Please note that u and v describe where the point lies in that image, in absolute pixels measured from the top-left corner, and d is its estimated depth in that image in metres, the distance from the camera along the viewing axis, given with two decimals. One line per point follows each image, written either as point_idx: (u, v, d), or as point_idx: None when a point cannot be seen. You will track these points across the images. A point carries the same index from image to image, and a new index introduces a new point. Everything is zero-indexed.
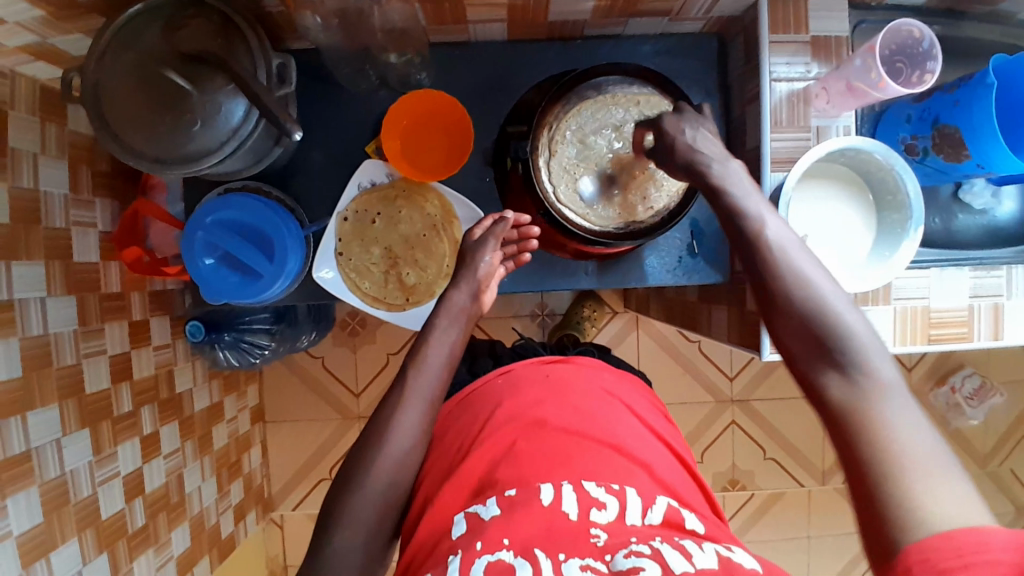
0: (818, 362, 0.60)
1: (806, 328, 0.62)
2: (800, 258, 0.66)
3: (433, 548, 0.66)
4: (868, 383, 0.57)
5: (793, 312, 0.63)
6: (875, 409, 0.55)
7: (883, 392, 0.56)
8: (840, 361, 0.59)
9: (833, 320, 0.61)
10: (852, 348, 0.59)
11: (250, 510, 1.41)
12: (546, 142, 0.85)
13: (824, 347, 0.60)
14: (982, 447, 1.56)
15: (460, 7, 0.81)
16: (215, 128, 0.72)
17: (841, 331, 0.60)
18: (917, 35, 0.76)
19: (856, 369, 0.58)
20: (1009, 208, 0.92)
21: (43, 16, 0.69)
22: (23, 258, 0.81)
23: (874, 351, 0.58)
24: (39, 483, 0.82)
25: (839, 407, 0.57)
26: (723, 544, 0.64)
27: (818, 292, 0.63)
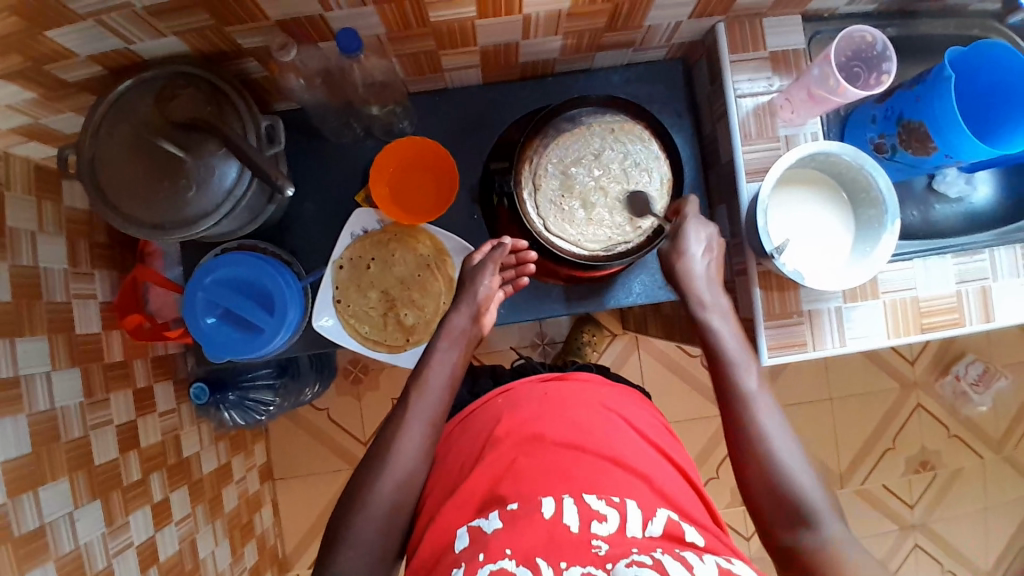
0: (791, 522, 0.72)
1: (781, 488, 0.73)
2: (773, 419, 0.77)
3: (436, 562, 0.67)
4: (829, 543, 0.70)
5: (771, 473, 0.74)
6: (841, 564, 0.67)
7: (838, 543, 0.70)
8: (804, 516, 0.72)
9: (791, 481, 0.73)
10: (816, 509, 0.72)
11: (265, 571, 1.39)
12: (530, 183, 0.88)
13: (796, 507, 0.72)
14: (994, 433, 1.56)
15: (435, 57, 0.84)
16: (210, 190, 0.75)
17: (799, 490, 0.73)
18: (869, 40, 0.80)
19: (815, 521, 0.71)
20: (984, 193, 0.94)
21: (34, 98, 0.73)
22: (26, 334, 0.82)
23: (825, 507, 0.72)
24: (55, 558, 0.81)
25: (813, 560, 0.69)
26: (723, 556, 0.64)
27: (782, 452, 0.75)
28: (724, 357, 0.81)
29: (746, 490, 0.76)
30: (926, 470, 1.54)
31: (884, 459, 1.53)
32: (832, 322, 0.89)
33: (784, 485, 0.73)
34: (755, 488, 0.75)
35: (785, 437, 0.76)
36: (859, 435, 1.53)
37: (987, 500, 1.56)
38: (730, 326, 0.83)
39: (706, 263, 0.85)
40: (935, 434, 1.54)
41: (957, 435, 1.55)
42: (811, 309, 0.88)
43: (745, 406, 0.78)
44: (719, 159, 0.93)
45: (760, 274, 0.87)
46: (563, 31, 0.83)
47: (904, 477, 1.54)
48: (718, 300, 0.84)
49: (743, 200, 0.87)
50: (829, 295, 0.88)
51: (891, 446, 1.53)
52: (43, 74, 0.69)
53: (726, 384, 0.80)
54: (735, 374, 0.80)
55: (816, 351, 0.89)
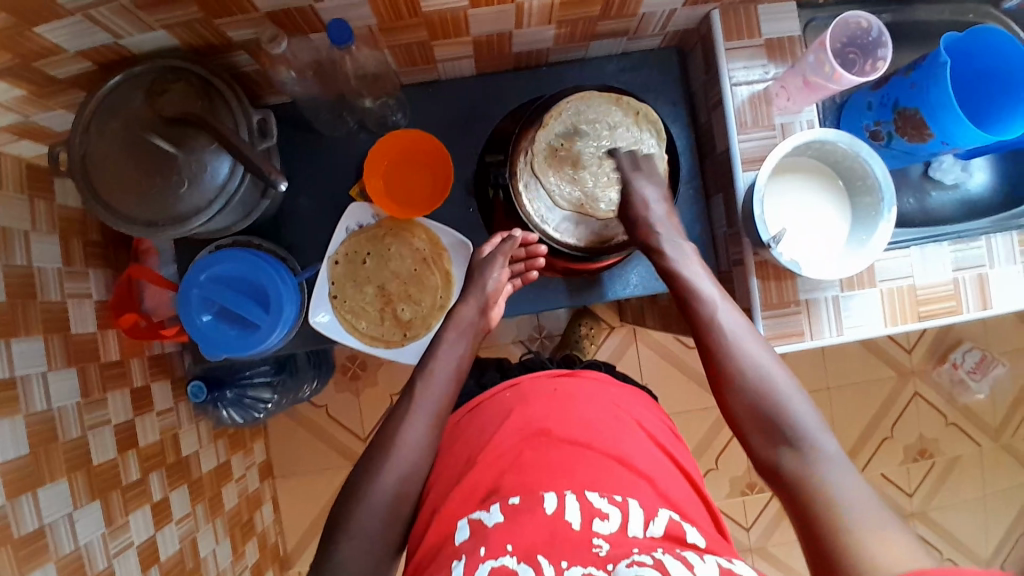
0: (772, 440, 0.71)
1: (757, 409, 0.73)
2: (749, 343, 0.77)
3: (437, 552, 0.67)
4: (814, 456, 0.68)
5: (744, 393, 0.74)
6: (820, 474, 0.66)
7: (821, 460, 0.67)
8: (785, 436, 0.70)
9: (769, 399, 0.73)
10: (796, 427, 0.70)
11: (267, 569, 1.39)
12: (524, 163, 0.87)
13: (776, 426, 0.71)
14: (991, 419, 1.56)
15: (428, 48, 0.84)
16: (203, 186, 0.74)
17: (776, 406, 0.72)
18: (865, 26, 0.80)
19: (798, 441, 0.70)
20: (980, 179, 0.94)
21: (24, 95, 0.72)
22: (21, 334, 0.82)
23: (813, 428, 0.70)
24: (55, 558, 0.81)
25: (792, 476, 0.68)
26: (724, 558, 0.64)
27: (760, 372, 0.75)
28: (696, 293, 0.82)
29: (730, 419, 0.76)
30: (925, 458, 1.54)
31: (883, 448, 1.54)
32: (830, 312, 0.88)
33: (761, 403, 0.73)
34: (736, 408, 0.75)
35: (763, 359, 0.76)
36: (858, 424, 1.53)
37: (986, 487, 1.56)
38: (699, 268, 0.84)
39: (664, 214, 0.86)
40: (933, 421, 1.54)
41: (955, 423, 1.55)
42: (809, 298, 0.88)
43: (713, 331, 0.79)
44: (715, 149, 0.93)
45: (756, 264, 0.87)
46: (557, 20, 0.82)
47: (902, 466, 1.54)
48: (682, 251, 0.85)
49: (740, 190, 0.87)
50: (827, 284, 0.88)
51: (889, 435, 1.54)
52: (32, 70, 0.68)
53: (699, 320, 0.80)
54: (703, 306, 0.81)
55: (814, 341, 0.89)
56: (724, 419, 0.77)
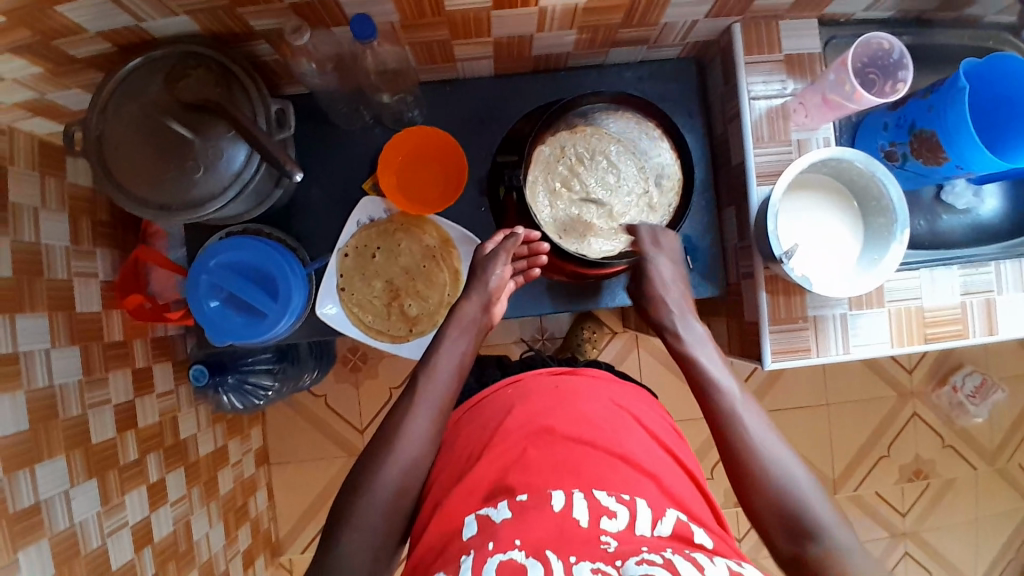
0: (794, 539, 0.71)
1: (782, 513, 0.71)
2: (764, 435, 0.77)
3: (443, 547, 0.67)
4: (837, 551, 0.68)
5: (767, 493, 0.72)
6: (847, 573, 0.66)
7: (842, 556, 0.68)
8: (806, 531, 0.70)
9: (791, 492, 0.72)
10: (818, 521, 0.70)
11: (258, 555, 1.39)
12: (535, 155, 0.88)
13: (797, 523, 0.71)
14: (987, 444, 1.57)
15: (448, 46, 0.83)
16: (218, 173, 0.74)
17: (800, 500, 0.72)
18: (887, 47, 0.80)
19: (822, 538, 0.69)
20: (991, 206, 0.94)
21: (41, 73, 0.72)
22: (27, 311, 0.82)
23: (834, 523, 0.70)
24: (49, 535, 0.81)
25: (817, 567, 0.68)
26: (732, 559, 0.64)
27: (781, 466, 0.74)
28: (712, 379, 0.83)
29: (750, 514, 0.74)
30: (919, 478, 1.55)
31: (878, 466, 1.54)
32: (837, 329, 0.88)
33: (784, 496, 0.72)
34: (756, 505, 0.73)
35: (781, 453, 0.75)
36: (854, 441, 1.53)
37: (979, 511, 1.57)
38: (714, 354, 0.86)
39: (681, 294, 0.91)
40: (930, 443, 1.55)
41: (951, 445, 1.55)
42: (816, 315, 0.88)
43: (731, 422, 0.78)
44: (730, 161, 0.93)
45: (766, 278, 0.87)
46: (578, 25, 0.82)
47: (896, 485, 1.54)
48: (695, 334, 0.88)
49: (753, 204, 0.87)
50: (835, 301, 0.88)
51: (885, 454, 1.54)
52: (51, 49, 0.68)
53: (712, 403, 0.81)
54: (721, 394, 0.81)
55: (819, 358, 0.89)
56: (743, 513, 0.74)
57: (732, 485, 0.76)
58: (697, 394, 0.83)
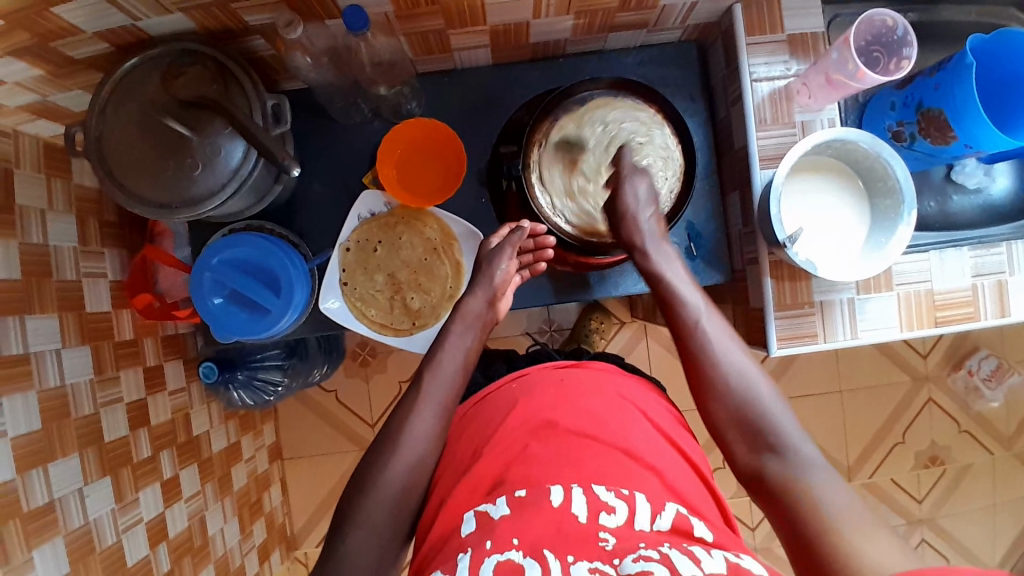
0: (754, 449, 0.74)
1: (740, 415, 0.75)
2: (729, 349, 0.79)
3: (443, 545, 0.67)
4: (798, 461, 0.71)
5: (728, 400, 0.76)
6: (807, 481, 0.68)
7: (803, 467, 0.70)
8: (767, 444, 0.73)
9: (752, 407, 0.75)
10: (779, 436, 0.73)
11: (273, 549, 1.41)
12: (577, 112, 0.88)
13: (758, 432, 0.74)
14: (1005, 429, 1.54)
15: (444, 36, 0.83)
16: (217, 170, 0.75)
17: (761, 415, 0.75)
18: (891, 24, 0.78)
19: (781, 448, 0.72)
20: (1002, 185, 0.92)
21: (41, 75, 0.72)
22: (36, 311, 0.83)
23: (796, 437, 0.73)
24: (64, 532, 0.83)
25: (779, 482, 0.70)
26: (733, 552, 0.64)
27: (744, 383, 0.76)
28: (682, 300, 0.83)
29: (713, 428, 0.78)
30: (936, 465, 1.53)
31: (893, 453, 1.52)
32: (844, 314, 0.87)
33: (748, 414, 0.75)
34: (719, 418, 0.77)
35: (744, 367, 0.78)
36: (868, 428, 1.52)
37: (997, 496, 1.54)
38: (681, 271, 0.86)
39: (653, 215, 0.86)
40: (945, 428, 1.52)
41: (967, 430, 1.53)
42: (823, 300, 0.87)
43: (696, 341, 0.80)
44: (732, 145, 0.92)
45: (771, 264, 0.86)
46: (575, 11, 0.81)
47: (912, 472, 1.52)
48: (666, 254, 0.86)
49: (756, 188, 0.86)
50: (842, 286, 0.87)
51: (900, 440, 1.52)
52: (50, 51, 0.69)
53: (678, 319, 0.82)
54: (690, 315, 0.82)
55: (827, 343, 0.87)
56: (707, 427, 0.78)
57: (697, 402, 0.80)
58: (667, 316, 0.84)
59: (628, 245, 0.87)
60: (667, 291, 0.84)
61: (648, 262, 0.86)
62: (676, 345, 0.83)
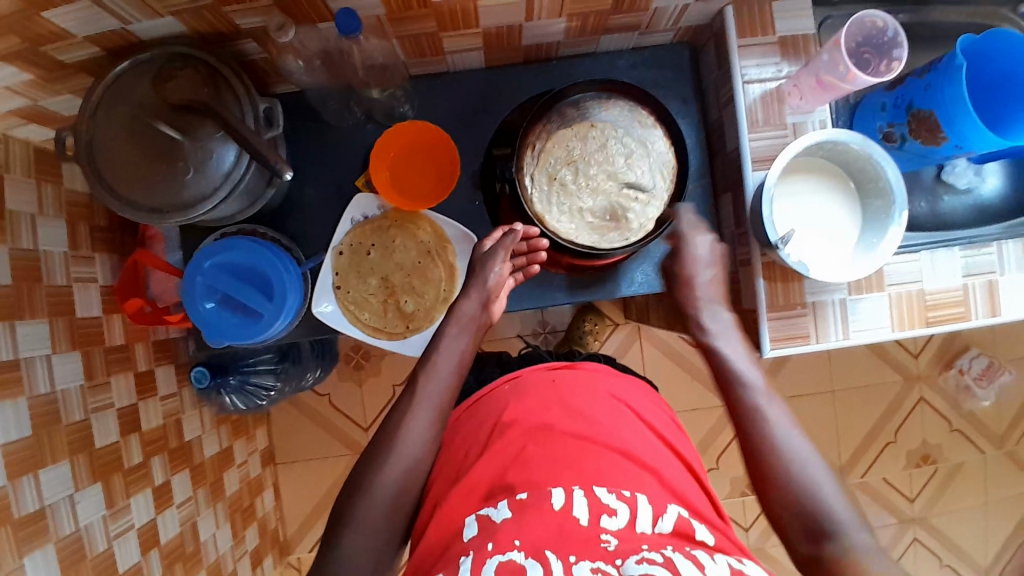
0: (813, 537, 0.70)
1: (798, 501, 0.72)
2: (788, 431, 0.77)
3: (444, 550, 0.67)
4: (854, 548, 0.68)
5: (788, 490, 0.73)
6: (867, 570, 0.65)
7: (861, 557, 0.67)
8: (824, 532, 0.70)
9: (813, 494, 0.72)
10: (837, 525, 0.70)
11: (266, 554, 1.40)
12: (579, 120, 0.88)
13: (818, 525, 0.71)
14: (995, 427, 1.55)
15: (437, 39, 0.83)
16: (208, 174, 0.74)
17: (821, 503, 0.72)
18: (880, 25, 0.78)
19: (838, 535, 0.69)
20: (992, 184, 0.93)
21: (31, 79, 0.72)
22: (26, 317, 0.82)
23: (852, 523, 0.70)
24: (55, 540, 0.82)
25: (836, 569, 0.67)
26: (734, 556, 0.64)
27: (803, 468, 0.74)
28: (739, 376, 0.83)
29: (775, 523, 0.74)
30: (928, 464, 1.54)
31: (885, 452, 1.53)
32: (837, 315, 0.88)
33: (805, 499, 0.72)
34: (776, 502, 0.74)
35: (805, 451, 0.76)
36: (861, 428, 1.52)
37: (988, 494, 1.56)
38: (741, 350, 0.86)
39: (710, 276, 0.90)
40: (937, 427, 1.53)
41: (959, 429, 1.54)
42: (816, 301, 0.87)
43: (755, 418, 0.79)
44: (725, 147, 0.92)
45: (764, 265, 0.86)
46: (568, 13, 0.81)
47: (904, 471, 1.53)
48: (721, 323, 0.88)
49: (748, 189, 0.86)
50: (834, 287, 0.87)
51: (892, 440, 1.53)
52: (40, 55, 0.68)
53: (736, 397, 0.82)
54: (745, 391, 0.82)
55: (820, 344, 0.88)
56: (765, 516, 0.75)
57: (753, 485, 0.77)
58: (722, 391, 0.84)
59: (686, 309, 0.89)
60: (723, 364, 0.84)
61: (706, 335, 0.87)
62: (733, 420, 0.82)
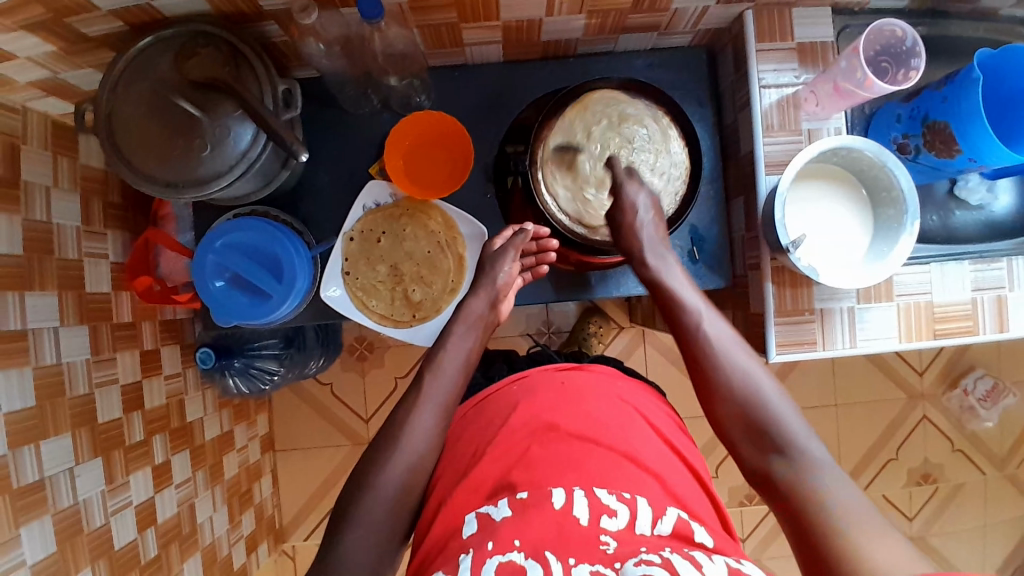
0: (760, 446, 0.74)
1: (742, 414, 0.76)
2: (736, 351, 0.79)
3: (443, 547, 0.67)
4: (803, 460, 0.70)
5: (732, 398, 0.77)
6: (813, 480, 0.68)
7: (809, 466, 0.70)
8: (772, 444, 0.73)
9: (760, 407, 0.75)
10: (785, 436, 0.73)
11: (261, 541, 1.40)
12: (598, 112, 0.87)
13: (763, 432, 0.74)
14: (998, 449, 1.54)
15: (457, 30, 0.84)
16: (225, 152, 0.75)
17: (766, 414, 0.75)
18: (900, 35, 0.79)
19: (787, 449, 0.72)
20: (1005, 202, 0.92)
21: (54, 51, 0.73)
22: (37, 288, 0.83)
23: (802, 437, 0.72)
24: (53, 511, 0.82)
25: (784, 483, 0.70)
26: (733, 558, 0.64)
27: (749, 384, 0.76)
28: (685, 303, 0.83)
29: (716, 423, 0.79)
30: (928, 483, 1.53)
31: (885, 469, 1.52)
32: (844, 323, 0.87)
33: (750, 411, 0.75)
34: (722, 415, 0.78)
35: (754, 373, 0.77)
36: (862, 443, 1.52)
37: (987, 517, 1.54)
38: (682, 276, 0.86)
39: (652, 221, 0.86)
40: (939, 446, 1.53)
41: (961, 449, 1.53)
42: (824, 308, 0.87)
43: (698, 341, 0.81)
44: (739, 151, 0.92)
45: (773, 269, 0.86)
46: (587, 11, 0.82)
47: (904, 489, 1.52)
48: (665, 262, 0.86)
49: (761, 193, 0.86)
50: (843, 294, 0.87)
51: (893, 457, 1.52)
52: (64, 27, 0.69)
53: (685, 326, 0.83)
54: (695, 318, 0.82)
55: (826, 351, 0.88)
56: (709, 422, 0.79)
57: (698, 396, 0.81)
58: (671, 319, 0.84)
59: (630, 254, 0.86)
60: (671, 295, 0.84)
61: (654, 273, 0.86)
62: (683, 348, 0.83)
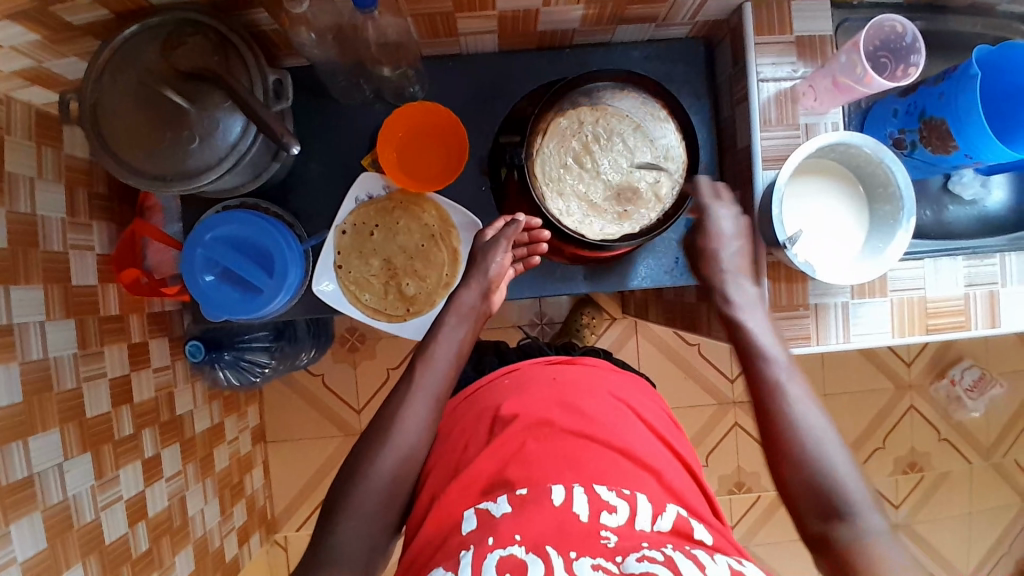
0: (823, 515, 0.66)
1: (812, 481, 0.67)
2: (808, 407, 0.71)
3: (441, 543, 0.66)
4: (871, 542, 0.63)
5: (801, 465, 0.68)
6: (885, 570, 0.61)
7: (874, 542, 0.63)
8: (836, 510, 0.66)
9: (831, 476, 0.67)
10: (852, 506, 0.65)
11: (253, 531, 1.40)
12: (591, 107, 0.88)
13: (829, 502, 0.66)
14: (983, 439, 1.56)
15: (452, 19, 0.82)
16: (215, 144, 0.73)
17: (837, 486, 0.66)
18: (900, 30, 0.78)
19: (857, 525, 0.64)
20: (998, 197, 0.93)
21: (38, 40, 0.70)
22: (21, 283, 0.81)
23: (872, 513, 0.65)
24: (42, 508, 0.81)
25: (850, 563, 0.62)
26: (733, 557, 0.64)
27: (820, 445, 0.69)
28: (759, 348, 0.77)
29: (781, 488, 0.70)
30: (914, 471, 1.55)
31: (873, 457, 1.54)
32: (838, 318, 0.88)
33: (820, 481, 0.67)
34: (787, 478, 0.69)
35: (831, 441, 0.69)
36: (850, 433, 1.53)
37: (972, 505, 1.57)
38: (760, 316, 0.80)
39: (738, 250, 0.84)
40: (926, 436, 1.55)
41: (947, 439, 1.55)
42: (818, 302, 0.87)
43: (772, 391, 0.73)
44: (736, 144, 0.92)
45: (769, 264, 0.87)
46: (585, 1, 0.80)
47: (890, 478, 1.54)
48: (746, 294, 0.82)
49: (758, 188, 0.86)
50: (837, 290, 0.87)
51: (881, 445, 1.54)
52: (48, 15, 0.67)
53: (758, 371, 0.76)
54: (766, 364, 0.75)
55: (819, 346, 0.88)
56: (773, 482, 0.71)
57: (765, 453, 0.72)
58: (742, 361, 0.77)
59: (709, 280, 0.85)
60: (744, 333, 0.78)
61: (728, 305, 0.82)
62: (750, 393, 0.76)
